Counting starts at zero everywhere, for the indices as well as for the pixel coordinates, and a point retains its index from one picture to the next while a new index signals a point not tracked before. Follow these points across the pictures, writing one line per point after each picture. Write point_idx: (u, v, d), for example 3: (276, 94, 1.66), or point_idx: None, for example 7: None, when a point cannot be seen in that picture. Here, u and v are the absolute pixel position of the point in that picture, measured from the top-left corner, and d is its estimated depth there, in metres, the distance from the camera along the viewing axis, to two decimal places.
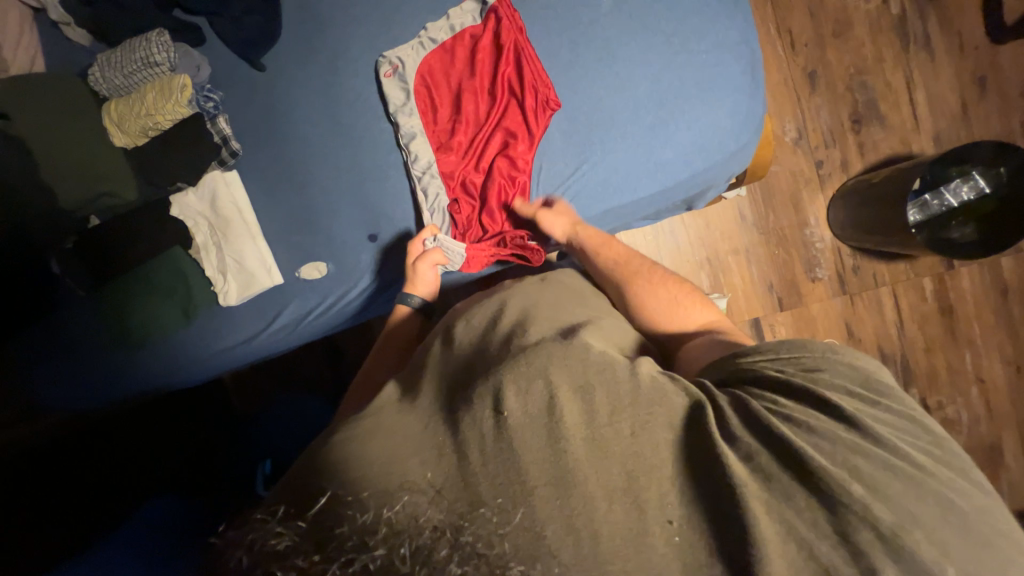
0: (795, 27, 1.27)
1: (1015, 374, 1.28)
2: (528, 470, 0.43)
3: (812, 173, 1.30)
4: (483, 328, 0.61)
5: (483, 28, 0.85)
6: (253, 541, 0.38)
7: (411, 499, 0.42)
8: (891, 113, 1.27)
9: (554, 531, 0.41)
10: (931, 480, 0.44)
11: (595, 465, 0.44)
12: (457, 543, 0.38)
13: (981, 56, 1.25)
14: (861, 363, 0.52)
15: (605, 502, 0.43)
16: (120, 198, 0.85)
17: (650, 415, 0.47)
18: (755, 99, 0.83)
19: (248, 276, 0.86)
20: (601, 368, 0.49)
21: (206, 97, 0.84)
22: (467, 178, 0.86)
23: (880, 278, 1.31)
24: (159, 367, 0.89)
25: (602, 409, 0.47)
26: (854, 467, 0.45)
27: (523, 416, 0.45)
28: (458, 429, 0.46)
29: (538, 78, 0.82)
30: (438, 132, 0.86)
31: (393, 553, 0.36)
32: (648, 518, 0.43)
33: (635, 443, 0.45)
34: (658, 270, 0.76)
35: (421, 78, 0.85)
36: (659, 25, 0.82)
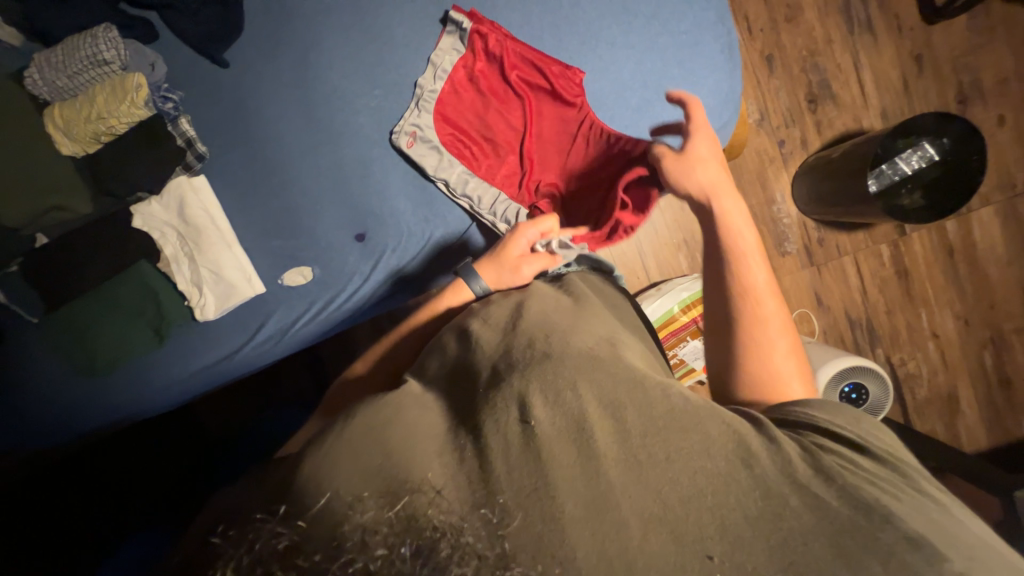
0: (750, 12, 1.33)
1: (965, 328, 1.39)
2: (558, 486, 0.41)
3: (776, 152, 1.36)
4: (499, 323, 0.59)
5: (472, 56, 0.84)
6: (253, 541, 0.37)
7: (413, 499, 0.40)
8: (843, 92, 1.35)
9: (586, 558, 0.38)
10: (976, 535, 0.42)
11: (628, 491, 0.41)
12: (458, 543, 0.36)
13: (917, 36, 1.35)
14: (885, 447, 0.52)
15: (640, 530, 0.40)
16: (73, 212, 0.77)
17: (685, 441, 0.44)
18: (733, 77, 0.86)
19: (226, 286, 0.81)
20: (630, 383, 0.48)
21: (164, 97, 0.79)
22: (538, 183, 0.88)
23: (842, 248, 1.39)
24: (128, 393, 0.82)
25: (635, 427, 0.45)
26: (921, 513, 0.42)
27: (551, 428, 0.44)
28: (479, 438, 0.45)
29: (550, 62, 0.82)
30: (488, 165, 0.87)
31: (393, 554, 0.35)
32: (686, 551, 0.39)
33: (671, 468, 0.43)
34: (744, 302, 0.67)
35: (442, 125, 0.85)
36: (638, 7, 0.83)
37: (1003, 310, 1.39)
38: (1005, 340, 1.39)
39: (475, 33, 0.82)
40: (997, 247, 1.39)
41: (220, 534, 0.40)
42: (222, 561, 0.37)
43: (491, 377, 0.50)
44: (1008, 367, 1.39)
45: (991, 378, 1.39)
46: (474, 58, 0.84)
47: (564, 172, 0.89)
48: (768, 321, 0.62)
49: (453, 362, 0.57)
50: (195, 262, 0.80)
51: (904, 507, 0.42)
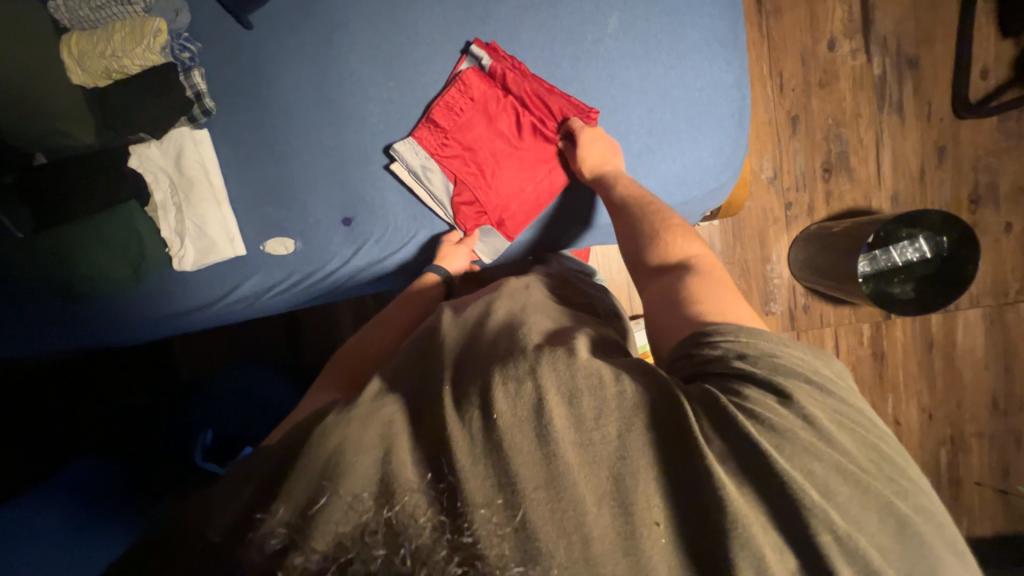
0: (785, 71, 1.32)
1: (927, 421, 1.41)
2: (518, 471, 0.43)
3: (781, 212, 1.37)
4: (471, 323, 0.62)
5: (485, 83, 0.83)
6: (260, 539, 0.41)
7: (411, 499, 0.43)
8: (860, 167, 1.35)
9: (547, 534, 0.41)
10: (883, 488, 0.45)
11: (585, 469, 0.43)
12: (456, 543, 0.41)
13: (945, 128, 1.34)
14: (857, 421, 0.49)
15: (595, 506, 0.42)
16: (74, 139, 0.78)
17: (634, 417, 0.46)
18: (738, 142, 0.88)
19: (208, 243, 0.82)
20: (586, 372, 0.48)
21: (182, 46, 0.79)
22: (516, 210, 0.87)
23: (826, 319, 1.40)
24: (99, 324, 0.84)
25: (588, 411, 0.46)
26: (804, 454, 0.45)
27: (512, 418, 0.45)
28: (444, 429, 0.46)
29: (565, 107, 0.84)
30: (469, 204, 0.86)
31: (393, 554, 0.40)
32: (637, 521, 0.42)
33: (620, 444, 0.45)
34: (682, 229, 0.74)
35: (439, 149, 0.83)
36: (660, 55, 0.84)
37: (968, 411, 1.41)
38: (964, 441, 1.41)
39: (493, 70, 0.83)
40: (977, 349, 1.40)
41: (220, 529, 0.44)
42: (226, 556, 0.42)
43: (454, 391, 0.50)
44: (961, 468, 1.41)
45: (942, 475, 1.41)
46: (494, 92, 0.84)
47: (531, 193, 0.87)
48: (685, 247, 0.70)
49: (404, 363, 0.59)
50: (181, 214, 0.81)
51: (786, 454, 0.45)
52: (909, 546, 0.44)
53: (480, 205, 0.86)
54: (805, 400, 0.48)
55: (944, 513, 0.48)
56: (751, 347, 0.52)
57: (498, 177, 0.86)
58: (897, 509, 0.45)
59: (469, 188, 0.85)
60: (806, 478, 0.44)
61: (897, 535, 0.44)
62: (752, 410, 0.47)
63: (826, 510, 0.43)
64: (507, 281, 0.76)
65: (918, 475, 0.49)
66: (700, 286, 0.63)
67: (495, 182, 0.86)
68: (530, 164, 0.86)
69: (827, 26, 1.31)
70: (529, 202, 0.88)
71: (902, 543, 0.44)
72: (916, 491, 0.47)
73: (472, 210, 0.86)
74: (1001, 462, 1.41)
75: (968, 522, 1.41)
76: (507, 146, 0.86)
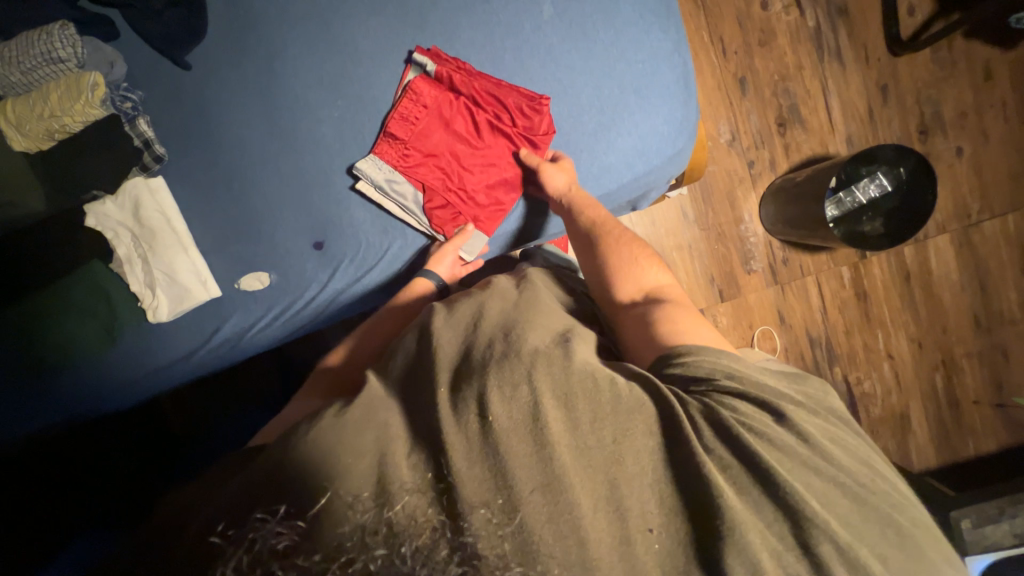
0: (726, 35, 1.35)
1: (918, 350, 1.44)
2: (516, 474, 0.43)
3: (745, 172, 1.40)
4: (465, 330, 0.59)
5: (434, 87, 0.83)
6: (254, 541, 0.39)
7: (411, 500, 0.42)
8: (811, 117, 1.39)
9: (545, 540, 0.41)
10: (859, 487, 0.49)
11: (580, 473, 0.45)
12: (458, 543, 0.39)
13: (883, 67, 1.39)
14: (825, 423, 0.54)
15: (591, 509, 0.44)
16: (25, 209, 0.74)
17: (631, 423, 0.49)
18: (688, 107, 0.90)
19: (181, 289, 0.81)
20: (583, 377, 0.51)
21: (123, 96, 0.78)
22: (488, 206, 0.87)
23: (805, 268, 1.43)
24: (79, 389, 0.82)
25: (584, 416, 0.48)
26: (800, 466, 0.49)
27: (507, 420, 0.46)
28: (440, 430, 0.46)
29: (516, 97, 0.84)
30: (441, 208, 0.86)
31: (393, 554, 0.37)
32: (631, 527, 0.44)
33: (617, 451, 0.47)
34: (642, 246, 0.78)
35: (400, 160, 0.84)
36: (597, 34, 0.85)
37: (955, 334, 1.45)
38: (955, 363, 1.45)
39: (438, 75, 0.83)
40: (951, 273, 1.44)
41: (219, 531, 0.40)
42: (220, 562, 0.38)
43: (453, 388, 0.50)
44: (957, 390, 1.44)
45: (941, 399, 1.44)
46: (445, 95, 0.84)
47: (500, 186, 0.88)
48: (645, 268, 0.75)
49: None
50: (148, 264, 0.79)
51: (786, 468, 0.48)
52: (878, 528, 0.47)
53: (452, 207, 0.86)
54: (801, 419, 0.52)
55: (916, 508, 0.51)
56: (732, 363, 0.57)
57: (465, 179, 0.86)
58: (864, 494, 0.49)
59: (439, 194, 0.85)
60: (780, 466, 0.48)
61: (870, 519, 0.48)
62: (752, 425, 0.50)
63: (829, 521, 0.45)
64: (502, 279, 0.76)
65: (884, 472, 0.52)
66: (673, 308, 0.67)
67: (464, 182, 0.86)
68: (494, 162, 0.87)
69: None
70: (499, 197, 0.88)
71: (871, 526, 0.47)
72: (887, 487, 0.50)
73: (444, 212, 0.86)
74: (993, 377, 1.45)
75: (974, 441, 1.44)
76: (467, 146, 0.86)
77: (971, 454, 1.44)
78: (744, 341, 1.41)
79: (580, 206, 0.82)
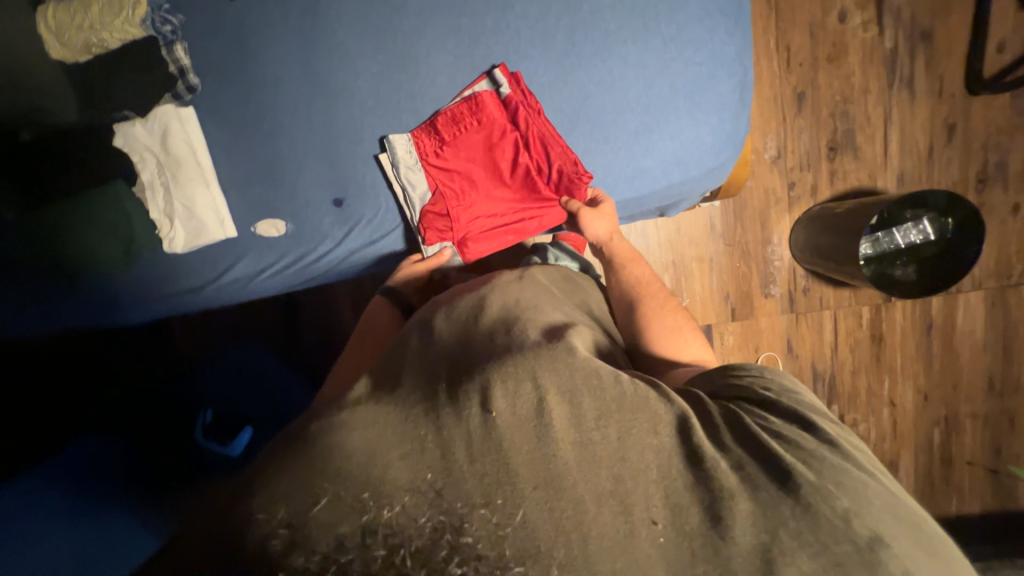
0: (793, 44, 1.27)
1: (922, 403, 1.41)
2: (519, 470, 0.44)
3: (783, 193, 1.34)
4: (465, 320, 0.63)
5: (498, 108, 0.82)
6: (258, 543, 0.41)
7: (411, 500, 0.43)
8: (866, 146, 1.32)
9: (545, 533, 0.42)
10: (909, 513, 0.45)
11: (584, 471, 0.45)
12: (456, 544, 0.41)
13: (955, 104, 1.30)
14: (868, 453, 0.52)
15: (594, 505, 0.43)
16: (58, 117, 0.76)
17: (634, 421, 0.48)
18: (739, 119, 0.85)
19: (198, 224, 0.81)
20: (585, 373, 0.51)
21: (163, 18, 0.77)
22: (479, 233, 0.88)
23: (825, 301, 1.39)
24: (95, 304, 0.84)
25: (589, 412, 0.48)
26: (825, 467, 0.47)
27: (512, 416, 0.47)
28: (444, 430, 0.47)
29: (566, 156, 0.83)
30: (438, 215, 0.85)
31: (393, 554, 0.40)
32: (635, 519, 0.43)
33: (621, 447, 0.47)
34: (674, 303, 0.77)
35: (430, 157, 0.83)
36: (658, 27, 0.80)
37: (964, 393, 1.41)
38: (958, 421, 1.42)
39: (508, 100, 0.82)
40: (976, 331, 1.39)
41: (222, 535, 0.42)
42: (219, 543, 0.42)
43: (450, 388, 0.51)
44: (953, 448, 1.42)
45: (935, 455, 1.42)
46: (503, 122, 0.83)
47: (498, 220, 0.88)
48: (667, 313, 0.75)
49: (415, 351, 0.60)
50: (169, 194, 0.80)
51: (814, 469, 0.46)
52: (929, 560, 0.42)
53: (449, 220, 0.85)
54: (832, 429, 0.51)
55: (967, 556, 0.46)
56: (775, 381, 0.57)
57: (475, 201, 0.86)
58: (893, 502, 0.45)
59: (445, 202, 0.85)
60: (805, 469, 0.46)
61: (921, 546, 0.43)
62: (772, 428, 0.50)
63: (850, 520, 0.43)
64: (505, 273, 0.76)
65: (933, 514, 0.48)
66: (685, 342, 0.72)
67: (473, 203, 0.86)
68: (510, 201, 0.88)
69: None
70: (492, 230, 0.88)
71: (924, 555, 0.42)
72: (909, 501, 0.48)
73: (438, 221, 0.85)
74: (994, 442, 1.42)
75: (958, 500, 1.43)
76: (496, 175, 0.86)
77: (953, 512, 1.43)
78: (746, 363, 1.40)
79: (621, 261, 0.83)
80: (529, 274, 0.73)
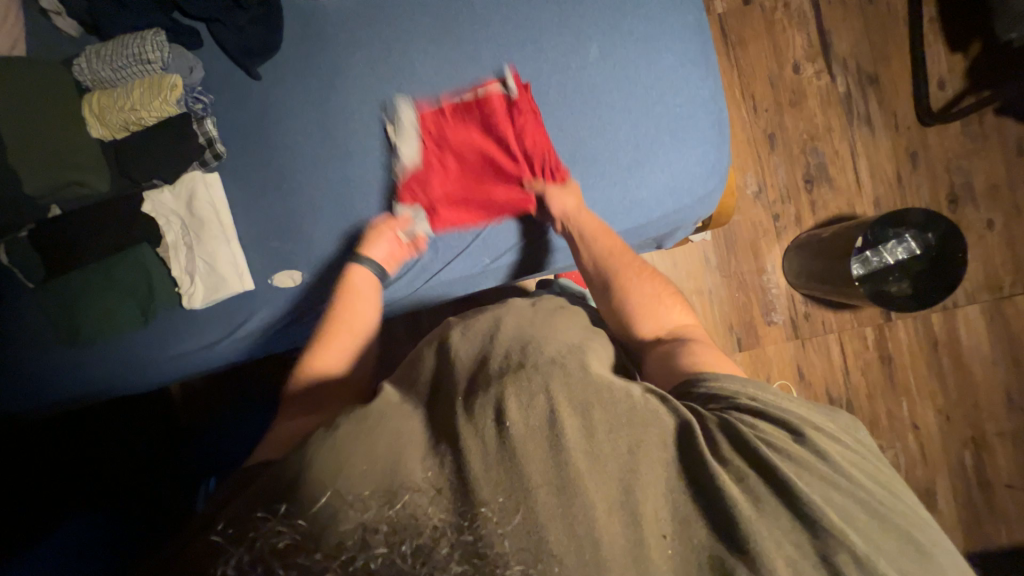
0: (757, 93, 1.41)
1: (946, 423, 1.38)
2: (530, 474, 0.44)
3: (770, 224, 1.41)
4: (480, 347, 0.61)
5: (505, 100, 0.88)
6: (254, 538, 0.40)
7: (412, 499, 0.42)
8: (839, 176, 1.41)
9: (557, 540, 0.41)
10: (918, 533, 0.46)
11: (596, 479, 0.45)
12: (457, 542, 0.39)
13: (913, 135, 1.42)
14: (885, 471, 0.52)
15: (606, 513, 0.43)
16: (91, 188, 0.82)
17: (645, 433, 0.48)
18: (721, 150, 0.93)
19: (218, 279, 0.84)
20: (596, 388, 0.51)
21: (195, 98, 0.85)
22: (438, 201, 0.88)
23: (828, 325, 1.40)
24: (105, 367, 0.84)
25: (601, 426, 0.48)
26: (818, 476, 0.48)
27: (524, 427, 0.46)
28: (457, 434, 0.47)
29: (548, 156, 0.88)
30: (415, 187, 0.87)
31: (393, 552, 0.38)
32: (646, 529, 0.44)
33: (633, 459, 0.46)
34: (646, 270, 0.80)
35: (428, 134, 0.88)
36: (638, 77, 0.91)
37: (985, 409, 1.39)
38: (986, 440, 1.37)
39: (513, 99, 0.88)
40: (982, 344, 1.40)
41: (218, 530, 0.42)
42: (218, 559, 0.39)
43: (466, 400, 0.51)
44: (988, 470, 1.36)
45: (970, 478, 1.36)
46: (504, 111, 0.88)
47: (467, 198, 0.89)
48: (642, 283, 0.78)
49: (432, 370, 0.60)
50: (192, 252, 0.84)
51: (808, 483, 0.47)
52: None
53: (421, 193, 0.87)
54: (826, 445, 0.51)
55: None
56: (767, 398, 0.55)
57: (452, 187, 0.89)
58: (881, 509, 0.47)
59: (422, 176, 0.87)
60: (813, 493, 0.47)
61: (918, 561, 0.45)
62: (771, 442, 0.49)
63: (845, 531, 0.44)
64: (513, 299, 0.76)
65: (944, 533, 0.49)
66: (661, 310, 0.76)
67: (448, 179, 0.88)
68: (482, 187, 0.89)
69: (790, 51, 1.41)
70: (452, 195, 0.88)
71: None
72: (921, 518, 0.49)
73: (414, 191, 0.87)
74: None
75: (1006, 527, 1.35)
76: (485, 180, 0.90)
77: (1003, 541, 1.34)
78: None
79: (591, 232, 0.83)
80: (543, 302, 0.75)
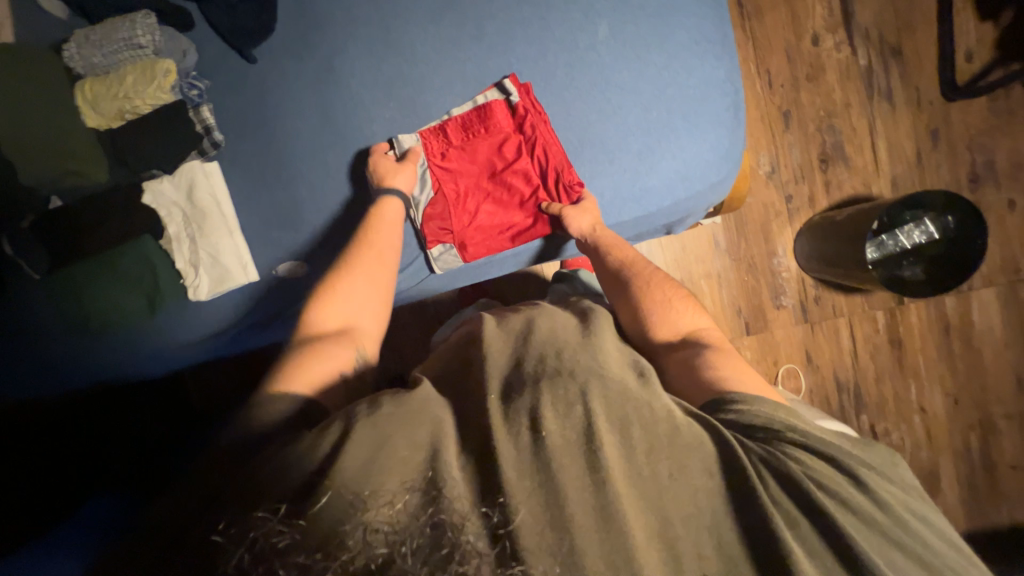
0: (773, 67, 1.35)
1: (953, 407, 1.38)
2: (570, 498, 0.43)
3: (782, 206, 1.37)
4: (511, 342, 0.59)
5: (510, 115, 0.87)
6: (253, 540, 0.39)
7: (412, 498, 0.42)
8: (856, 156, 1.37)
9: (595, 566, 0.41)
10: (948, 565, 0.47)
11: (637, 505, 0.45)
12: (456, 542, 0.39)
13: (935, 111, 1.36)
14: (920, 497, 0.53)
15: (645, 540, 0.44)
16: (89, 178, 0.80)
17: (688, 458, 0.49)
18: (736, 135, 0.89)
19: (221, 270, 0.83)
20: (636, 403, 0.51)
21: (191, 84, 0.84)
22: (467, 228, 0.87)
23: (838, 309, 1.39)
24: (115, 358, 0.85)
25: (641, 447, 0.48)
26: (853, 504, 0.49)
27: (561, 442, 0.46)
28: (493, 444, 0.46)
29: (562, 166, 0.86)
30: (437, 218, 0.86)
31: (393, 555, 0.37)
32: (685, 562, 0.44)
33: (672, 484, 0.47)
34: (674, 286, 0.78)
35: (435, 157, 0.86)
36: (650, 57, 0.86)
37: (994, 393, 1.38)
38: (993, 424, 1.37)
39: (518, 106, 0.86)
40: (995, 328, 1.38)
41: (219, 530, 0.42)
42: (222, 560, 0.39)
43: (504, 405, 0.49)
44: (993, 452, 1.37)
45: (974, 460, 1.37)
46: (512, 128, 0.87)
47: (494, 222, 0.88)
48: (670, 298, 0.76)
49: (456, 365, 0.58)
50: (195, 243, 0.83)
51: (848, 519, 0.48)
52: None
53: (446, 223, 0.86)
54: (860, 471, 0.51)
55: None
56: (793, 420, 0.55)
57: (475, 211, 0.87)
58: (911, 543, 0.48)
59: (443, 204, 0.86)
60: (842, 518, 0.48)
61: None
62: (810, 474, 0.50)
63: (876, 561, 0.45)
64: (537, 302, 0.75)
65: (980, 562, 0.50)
66: (678, 318, 0.74)
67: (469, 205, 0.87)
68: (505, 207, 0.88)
69: (809, 21, 1.34)
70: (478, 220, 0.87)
71: None
72: (951, 547, 0.49)
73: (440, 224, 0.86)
74: None
75: (1008, 507, 1.36)
76: (504, 199, 0.88)
77: (1004, 521, 1.36)
78: (767, 377, 1.37)
79: (608, 246, 0.82)
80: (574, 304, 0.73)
